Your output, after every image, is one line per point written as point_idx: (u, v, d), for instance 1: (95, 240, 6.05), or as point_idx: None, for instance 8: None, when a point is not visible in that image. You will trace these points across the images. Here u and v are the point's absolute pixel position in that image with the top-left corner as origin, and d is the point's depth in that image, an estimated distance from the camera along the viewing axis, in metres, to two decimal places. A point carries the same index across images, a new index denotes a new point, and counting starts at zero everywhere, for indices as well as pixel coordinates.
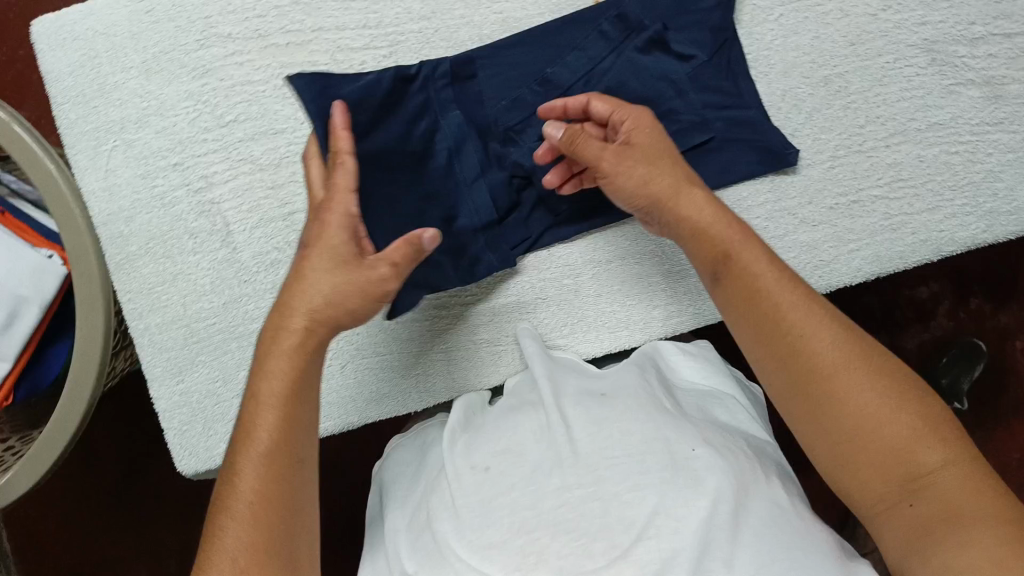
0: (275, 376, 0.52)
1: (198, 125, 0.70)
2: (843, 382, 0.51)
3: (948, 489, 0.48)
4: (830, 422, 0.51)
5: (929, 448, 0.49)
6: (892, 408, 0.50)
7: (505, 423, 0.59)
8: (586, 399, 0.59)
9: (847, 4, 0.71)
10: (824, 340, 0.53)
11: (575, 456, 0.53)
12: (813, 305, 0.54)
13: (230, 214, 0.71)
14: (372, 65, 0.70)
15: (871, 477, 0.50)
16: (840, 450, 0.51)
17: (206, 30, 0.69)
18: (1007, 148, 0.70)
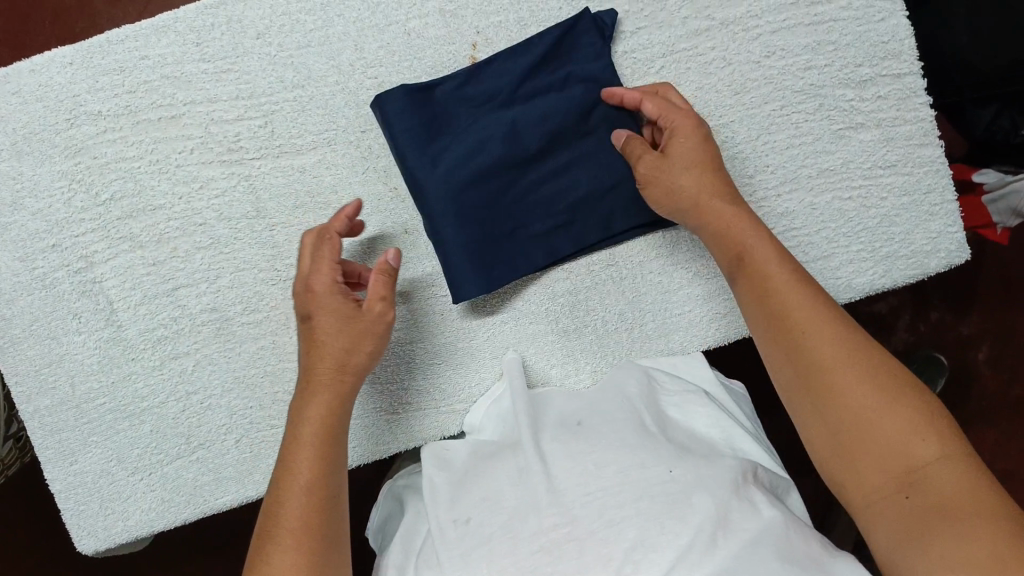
0: (298, 470, 0.56)
1: (74, 205, 0.70)
2: (843, 372, 0.51)
3: (942, 482, 0.46)
4: (835, 416, 0.51)
5: (925, 442, 0.48)
6: (892, 398, 0.50)
7: (490, 467, 0.60)
8: (562, 433, 0.60)
9: (730, 51, 0.69)
10: (830, 336, 0.52)
11: (550, 490, 0.55)
12: (821, 303, 0.54)
13: (113, 292, 0.70)
14: (248, 136, 0.69)
15: (867, 470, 0.49)
16: (838, 447, 0.51)
17: (76, 108, 0.69)
18: (902, 192, 0.70)
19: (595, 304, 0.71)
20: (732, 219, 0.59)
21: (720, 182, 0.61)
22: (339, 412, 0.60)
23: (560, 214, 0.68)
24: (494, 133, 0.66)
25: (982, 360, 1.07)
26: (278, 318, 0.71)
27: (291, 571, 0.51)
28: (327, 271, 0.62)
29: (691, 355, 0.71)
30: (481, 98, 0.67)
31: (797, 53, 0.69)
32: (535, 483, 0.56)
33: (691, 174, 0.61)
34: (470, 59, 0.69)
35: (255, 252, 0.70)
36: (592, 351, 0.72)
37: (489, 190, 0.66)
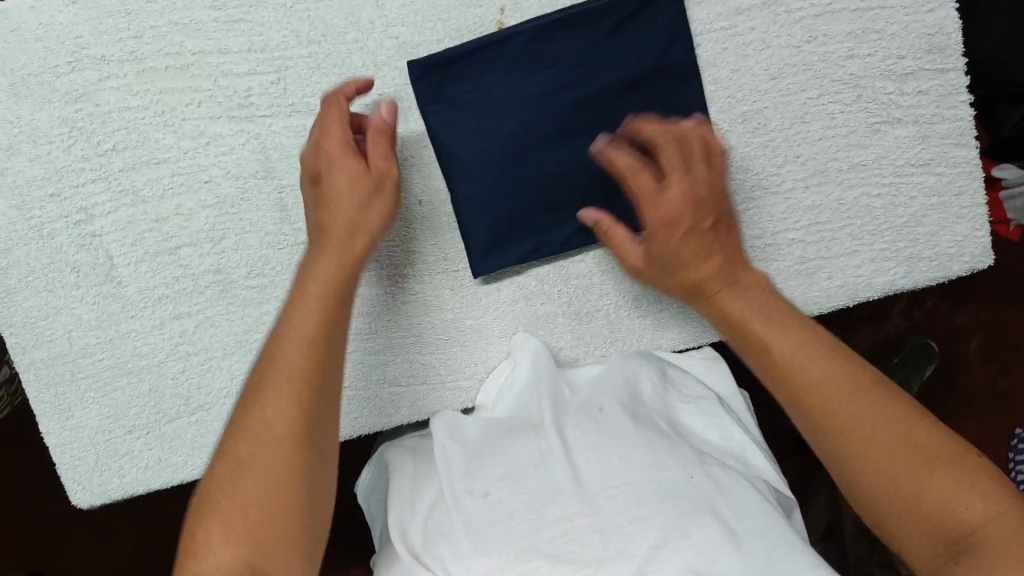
0: (268, 392, 0.52)
1: (74, 153, 0.67)
2: (891, 454, 0.49)
3: (999, 547, 0.45)
4: (899, 496, 0.49)
5: (974, 506, 0.47)
6: (939, 467, 0.48)
7: (507, 442, 0.61)
8: (583, 418, 0.61)
9: (770, 34, 0.66)
10: (862, 416, 0.51)
11: (574, 478, 0.57)
12: (843, 378, 0.52)
13: (113, 246, 0.68)
14: (259, 92, 0.66)
15: (921, 543, 0.48)
16: (892, 518, 0.49)
17: (78, 51, 0.65)
18: (933, 191, 0.68)
19: (608, 288, 0.70)
20: (740, 295, 0.58)
21: (714, 258, 0.59)
22: (321, 364, 0.54)
23: (604, 195, 0.66)
24: (540, 114, 0.65)
25: (973, 348, 1.05)
26: (283, 283, 0.69)
27: (230, 551, 0.48)
28: (389, 158, 0.59)
29: (706, 354, 0.71)
30: (518, 78, 0.65)
31: (840, 39, 0.66)
32: (558, 470, 0.57)
33: (657, 238, 0.59)
34: (497, 25, 0.66)
35: (263, 215, 0.68)
36: (602, 335, 0.71)
37: (532, 174, 0.66)
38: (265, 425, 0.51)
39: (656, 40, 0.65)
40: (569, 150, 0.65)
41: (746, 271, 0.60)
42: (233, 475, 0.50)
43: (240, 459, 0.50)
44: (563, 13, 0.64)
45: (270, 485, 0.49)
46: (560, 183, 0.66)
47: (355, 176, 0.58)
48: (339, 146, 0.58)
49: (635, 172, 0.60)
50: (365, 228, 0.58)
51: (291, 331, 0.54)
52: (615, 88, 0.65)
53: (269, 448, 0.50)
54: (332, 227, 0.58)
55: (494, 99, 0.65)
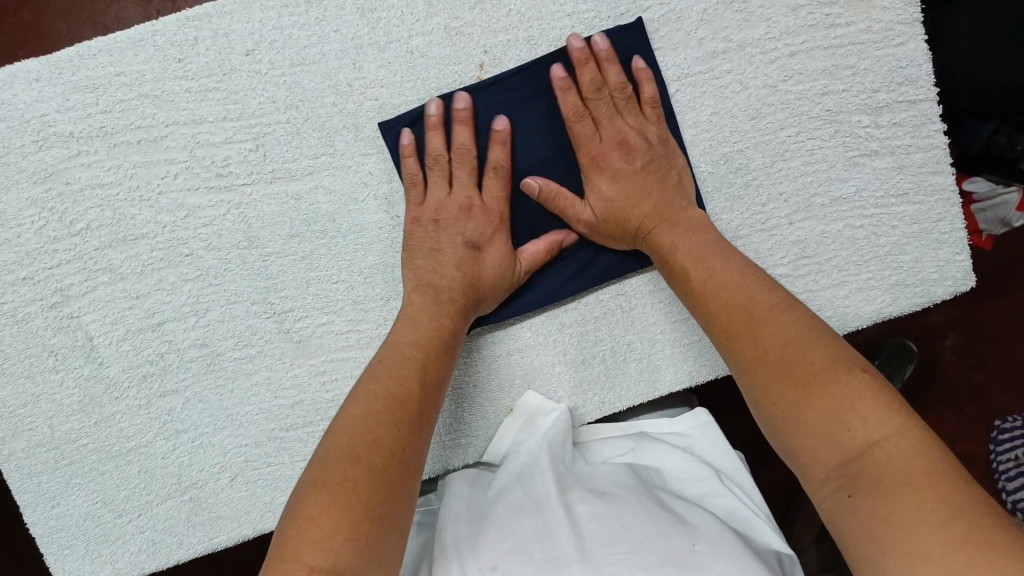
0: (389, 377, 0.56)
1: (46, 234, 0.64)
2: (779, 364, 0.49)
3: (887, 460, 0.43)
4: (789, 406, 0.48)
5: (862, 423, 0.44)
6: (825, 385, 0.46)
7: (506, 517, 0.55)
8: (586, 495, 0.56)
9: (747, 75, 0.66)
10: (777, 318, 0.51)
11: (579, 548, 0.50)
12: (749, 282, 0.55)
13: (92, 327, 0.66)
14: (237, 160, 0.64)
15: (811, 443, 0.46)
16: (794, 440, 0.47)
17: (44, 128, 0.63)
18: (913, 219, 0.69)
19: (604, 335, 0.69)
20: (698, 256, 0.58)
21: (651, 198, 0.63)
22: (438, 367, 0.59)
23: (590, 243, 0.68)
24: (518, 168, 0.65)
25: (949, 346, 1.05)
26: (273, 352, 0.67)
27: (336, 501, 0.46)
28: (497, 187, 0.64)
29: (697, 411, 0.66)
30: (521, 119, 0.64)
31: (814, 77, 0.67)
32: (561, 540, 0.51)
33: (595, 179, 0.64)
34: (477, 78, 0.65)
35: (247, 284, 0.66)
36: (600, 383, 0.69)
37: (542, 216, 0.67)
38: (404, 403, 0.54)
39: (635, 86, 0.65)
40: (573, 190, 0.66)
41: (706, 232, 0.60)
42: (364, 431, 0.51)
43: (376, 424, 0.52)
44: (558, 55, 0.64)
45: (409, 453, 0.51)
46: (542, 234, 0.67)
47: (469, 206, 0.64)
48: (463, 171, 0.64)
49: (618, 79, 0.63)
50: (462, 262, 0.63)
51: (400, 337, 0.59)
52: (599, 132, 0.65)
53: (413, 432, 0.53)
54: (438, 255, 0.64)
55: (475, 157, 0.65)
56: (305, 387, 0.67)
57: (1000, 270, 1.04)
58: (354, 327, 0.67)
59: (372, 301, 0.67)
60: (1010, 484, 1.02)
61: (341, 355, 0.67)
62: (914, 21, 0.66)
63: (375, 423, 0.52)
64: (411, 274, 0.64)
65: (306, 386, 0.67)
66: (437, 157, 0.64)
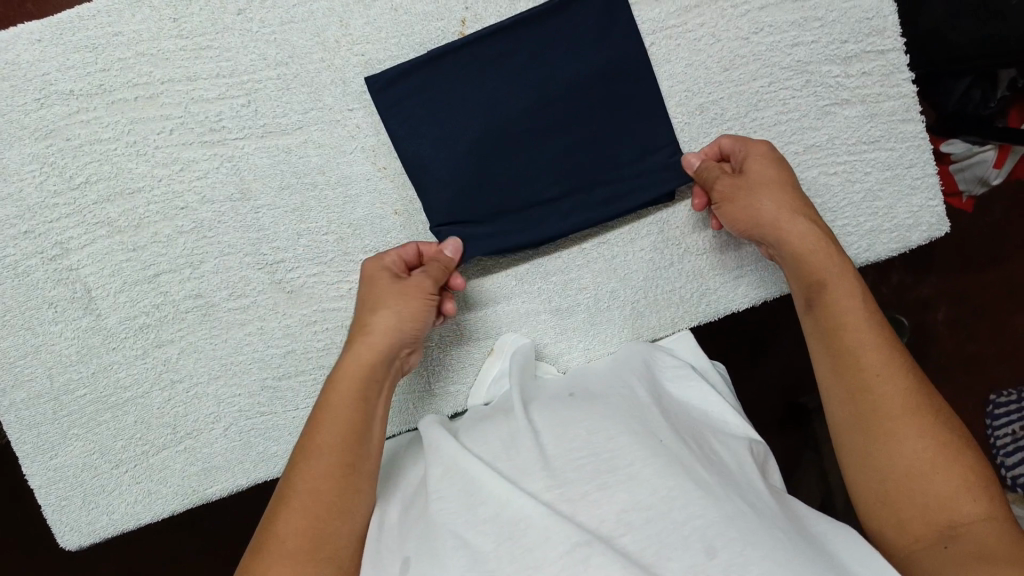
0: (351, 391, 0.59)
1: (46, 189, 0.67)
2: (844, 363, 0.55)
3: (926, 472, 0.49)
4: (882, 471, 0.51)
5: (950, 482, 0.48)
6: (919, 435, 0.50)
7: (478, 432, 0.58)
8: (555, 406, 0.58)
9: (719, 28, 0.69)
10: (844, 314, 0.57)
11: (543, 456, 0.52)
12: (818, 271, 0.59)
13: (90, 279, 0.68)
14: (230, 115, 0.67)
15: (876, 453, 0.52)
16: (883, 489, 0.51)
17: (45, 87, 0.66)
18: (885, 166, 0.71)
19: (587, 282, 0.71)
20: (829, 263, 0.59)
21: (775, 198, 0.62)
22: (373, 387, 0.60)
23: (572, 192, 0.69)
24: (498, 117, 0.67)
25: (941, 320, 1.04)
26: (266, 303, 0.69)
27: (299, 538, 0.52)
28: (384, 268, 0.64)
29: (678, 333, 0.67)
30: (506, 74, 0.67)
31: (785, 29, 0.69)
32: (525, 457, 0.52)
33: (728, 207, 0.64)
34: (458, 34, 0.68)
35: (240, 236, 0.68)
36: (585, 330, 0.71)
37: (529, 168, 0.68)
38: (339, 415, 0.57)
39: (611, 40, 0.68)
40: (556, 141, 0.68)
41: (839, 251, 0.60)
42: (325, 442, 0.56)
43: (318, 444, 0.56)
44: (535, 10, 0.66)
45: (351, 462, 0.56)
46: (523, 183, 0.68)
47: (385, 280, 0.63)
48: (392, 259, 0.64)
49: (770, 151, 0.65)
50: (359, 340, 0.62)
51: (351, 356, 0.60)
52: (575, 81, 0.67)
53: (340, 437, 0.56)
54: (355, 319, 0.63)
55: (457, 109, 0.67)
56: (297, 337, 0.69)
57: (993, 238, 1.03)
58: (343, 277, 0.69)
59: (361, 250, 0.69)
60: (1010, 460, 0.97)
61: (331, 305, 0.69)
62: None
63: (324, 450, 0.56)
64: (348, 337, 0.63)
65: (298, 335, 0.69)
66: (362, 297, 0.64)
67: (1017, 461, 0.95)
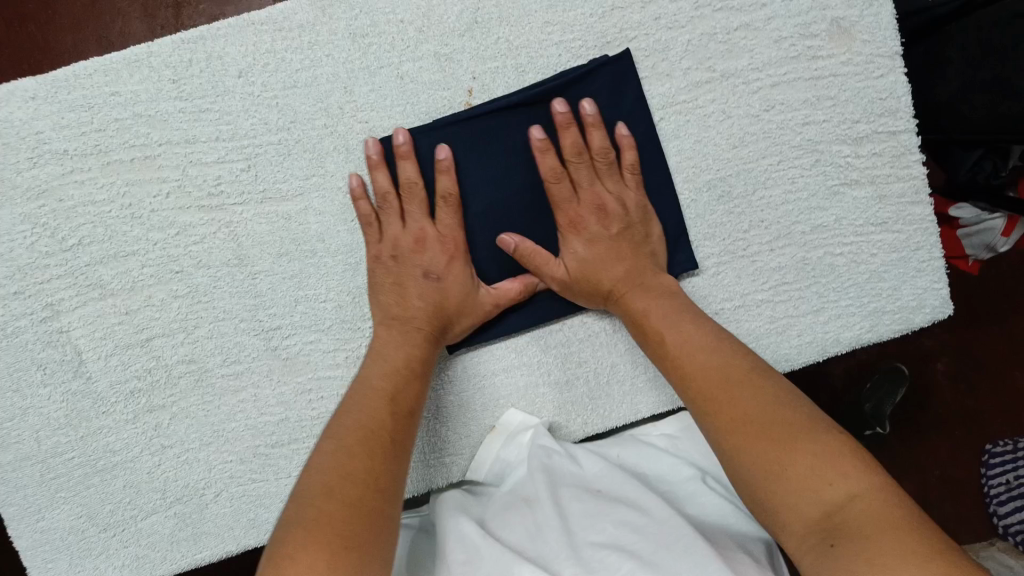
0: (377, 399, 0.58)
1: (38, 249, 0.65)
2: (740, 414, 0.51)
3: (862, 515, 0.43)
4: (764, 481, 0.47)
5: (839, 483, 0.45)
6: (806, 444, 0.47)
7: (503, 517, 0.58)
8: (577, 494, 0.58)
9: (730, 104, 0.68)
10: (698, 357, 0.57)
11: (570, 547, 0.53)
12: (681, 323, 0.60)
13: (81, 341, 0.66)
14: (228, 179, 0.65)
15: (790, 495, 0.46)
16: (772, 497, 0.47)
17: (38, 146, 0.64)
18: (892, 248, 0.70)
19: (587, 356, 0.70)
20: (646, 294, 0.63)
21: (622, 263, 0.65)
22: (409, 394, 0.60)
23: None
24: (503, 193, 0.66)
25: (942, 372, 1.04)
26: (261, 369, 0.68)
27: (316, 551, 0.44)
28: (450, 216, 0.64)
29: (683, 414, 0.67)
30: (521, 147, 0.66)
31: (796, 107, 0.68)
32: (557, 545, 0.53)
33: (570, 239, 0.65)
34: (464, 105, 0.66)
35: (236, 301, 0.67)
36: (584, 405, 0.70)
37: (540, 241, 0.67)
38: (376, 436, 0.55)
39: (621, 115, 0.66)
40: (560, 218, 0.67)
41: (654, 276, 0.65)
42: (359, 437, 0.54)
43: (352, 454, 0.52)
44: (550, 82, 0.65)
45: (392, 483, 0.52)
46: None
47: (427, 236, 0.65)
48: (414, 205, 0.65)
49: (578, 143, 0.64)
50: (426, 293, 0.64)
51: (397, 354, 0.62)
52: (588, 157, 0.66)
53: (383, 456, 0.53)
54: (401, 288, 0.65)
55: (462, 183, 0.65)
56: (292, 405, 0.68)
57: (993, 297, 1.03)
58: (341, 345, 0.68)
59: (359, 319, 0.68)
60: (1002, 509, 0.99)
61: (327, 373, 0.68)
62: (893, 55, 0.68)
63: (348, 457, 0.52)
64: (377, 311, 0.65)
65: (292, 403, 0.68)
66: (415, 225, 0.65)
67: (1009, 511, 0.98)
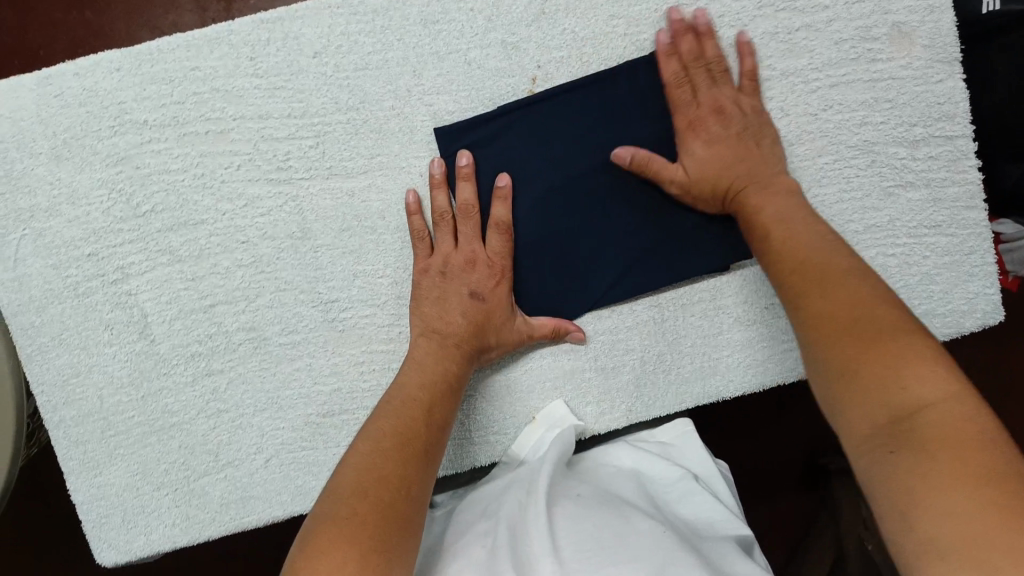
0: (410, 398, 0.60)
1: (113, 215, 0.68)
2: (842, 302, 0.51)
3: (939, 416, 0.41)
4: (852, 362, 0.47)
5: (920, 381, 0.43)
6: (899, 336, 0.46)
7: (494, 529, 0.54)
8: (564, 500, 0.55)
9: (788, 102, 0.69)
10: (809, 244, 0.57)
11: (553, 546, 0.48)
12: (812, 223, 0.60)
13: (148, 304, 0.69)
14: (297, 155, 0.68)
15: (860, 400, 0.45)
16: (843, 402, 0.46)
17: (121, 115, 0.67)
18: (944, 252, 0.70)
19: (635, 343, 0.71)
20: (768, 195, 0.63)
21: (743, 163, 0.64)
22: (447, 418, 0.61)
23: (625, 255, 0.69)
24: (560, 175, 0.67)
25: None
26: (317, 340, 0.70)
27: (348, 540, 0.46)
28: (500, 238, 0.66)
29: (678, 421, 0.69)
30: (578, 134, 0.67)
31: (854, 108, 0.69)
32: (533, 532, 0.50)
33: (693, 133, 0.65)
34: (528, 91, 0.68)
35: (297, 273, 0.69)
36: (629, 391, 0.71)
37: (591, 225, 0.68)
38: (402, 444, 0.56)
39: None
40: (613, 203, 0.68)
41: (775, 177, 0.64)
42: (381, 441, 0.56)
43: (376, 461, 0.54)
44: (615, 70, 0.67)
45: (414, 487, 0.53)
46: (576, 242, 0.68)
47: (475, 257, 0.67)
48: (466, 226, 0.67)
49: (719, 53, 0.66)
50: (468, 310, 0.65)
51: (430, 364, 0.63)
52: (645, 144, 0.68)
53: (413, 465, 0.55)
54: (444, 303, 0.66)
55: (517, 162, 0.67)
56: (345, 376, 0.70)
57: None
58: (396, 320, 0.70)
59: None
60: None
61: (380, 347, 0.70)
62: (954, 60, 0.69)
63: (376, 462, 0.53)
64: (418, 321, 0.67)
65: (345, 375, 0.70)
66: (468, 237, 0.67)
67: None
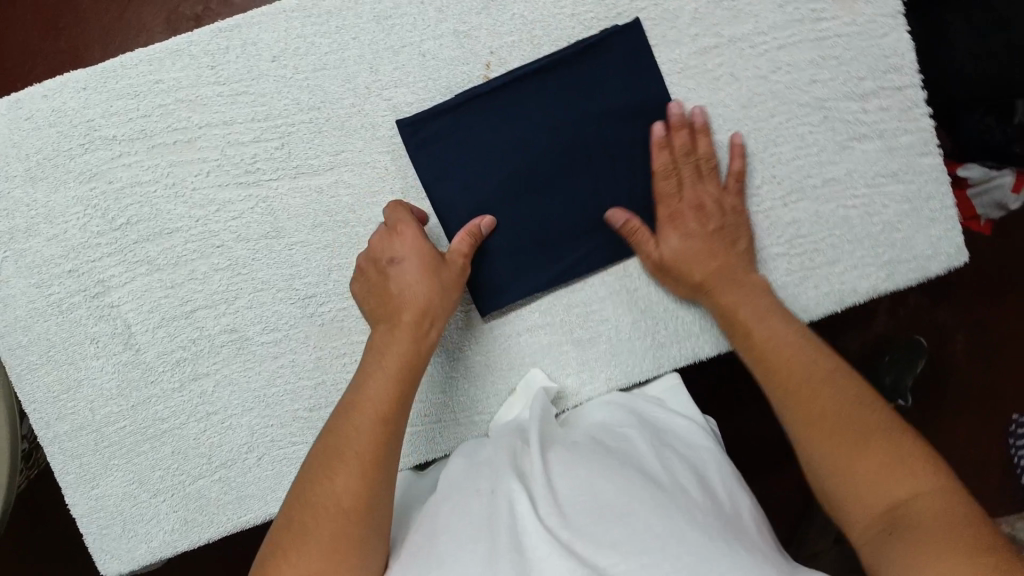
0: (375, 379, 0.60)
1: (89, 230, 0.70)
2: (825, 418, 0.56)
3: (925, 517, 0.48)
4: (837, 452, 0.54)
5: (907, 485, 0.50)
6: (878, 445, 0.53)
7: (488, 466, 0.59)
8: (559, 447, 0.60)
9: (737, 67, 0.71)
10: (787, 348, 0.61)
11: (551, 491, 0.54)
12: (776, 321, 0.64)
13: (130, 315, 0.71)
14: (264, 157, 0.70)
15: (863, 500, 0.52)
16: (833, 468, 0.54)
17: (90, 132, 0.69)
18: (904, 199, 0.72)
19: (610, 314, 0.72)
20: (739, 289, 0.66)
21: (714, 257, 0.68)
22: (398, 407, 0.59)
23: (591, 227, 0.70)
24: (520, 155, 0.69)
25: (960, 346, 1.04)
26: (299, 336, 0.71)
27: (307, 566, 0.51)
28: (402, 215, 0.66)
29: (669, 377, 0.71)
30: (535, 114, 0.69)
31: (802, 67, 0.71)
32: (534, 480, 0.55)
33: (666, 231, 0.69)
34: (482, 78, 0.70)
35: (274, 272, 0.70)
36: (608, 361, 0.72)
37: (556, 201, 0.70)
38: (356, 454, 0.56)
39: (632, 77, 0.70)
40: (574, 177, 0.69)
41: (745, 274, 0.68)
42: (346, 439, 0.56)
43: (335, 466, 0.55)
44: (566, 50, 0.69)
45: (370, 504, 0.54)
46: (542, 218, 0.70)
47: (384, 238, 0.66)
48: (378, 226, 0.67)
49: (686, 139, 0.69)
50: (396, 282, 0.64)
51: (392, 339, 0.62)
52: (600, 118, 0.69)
53: (361, 474, 0.55)
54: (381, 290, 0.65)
55: (478, 146, 0.69)
56: (328, 369, 0.71)
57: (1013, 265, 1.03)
58: None
59: None
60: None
61: (360, 339, 0.71)
62: (895, 12, 0.70)
63: (335, 464, 0.55)
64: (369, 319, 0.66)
65: (329, 368, 0.71)
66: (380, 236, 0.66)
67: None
